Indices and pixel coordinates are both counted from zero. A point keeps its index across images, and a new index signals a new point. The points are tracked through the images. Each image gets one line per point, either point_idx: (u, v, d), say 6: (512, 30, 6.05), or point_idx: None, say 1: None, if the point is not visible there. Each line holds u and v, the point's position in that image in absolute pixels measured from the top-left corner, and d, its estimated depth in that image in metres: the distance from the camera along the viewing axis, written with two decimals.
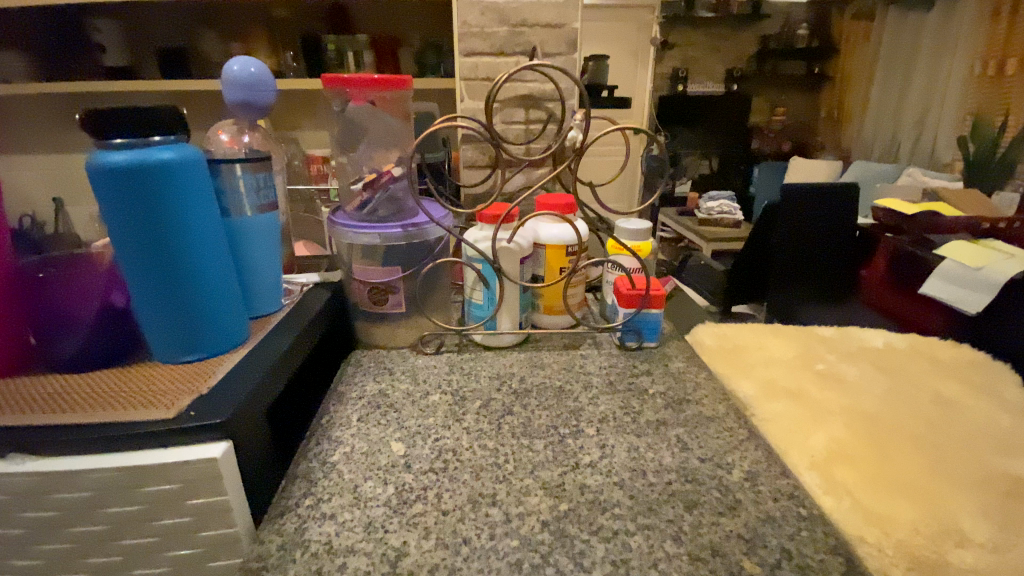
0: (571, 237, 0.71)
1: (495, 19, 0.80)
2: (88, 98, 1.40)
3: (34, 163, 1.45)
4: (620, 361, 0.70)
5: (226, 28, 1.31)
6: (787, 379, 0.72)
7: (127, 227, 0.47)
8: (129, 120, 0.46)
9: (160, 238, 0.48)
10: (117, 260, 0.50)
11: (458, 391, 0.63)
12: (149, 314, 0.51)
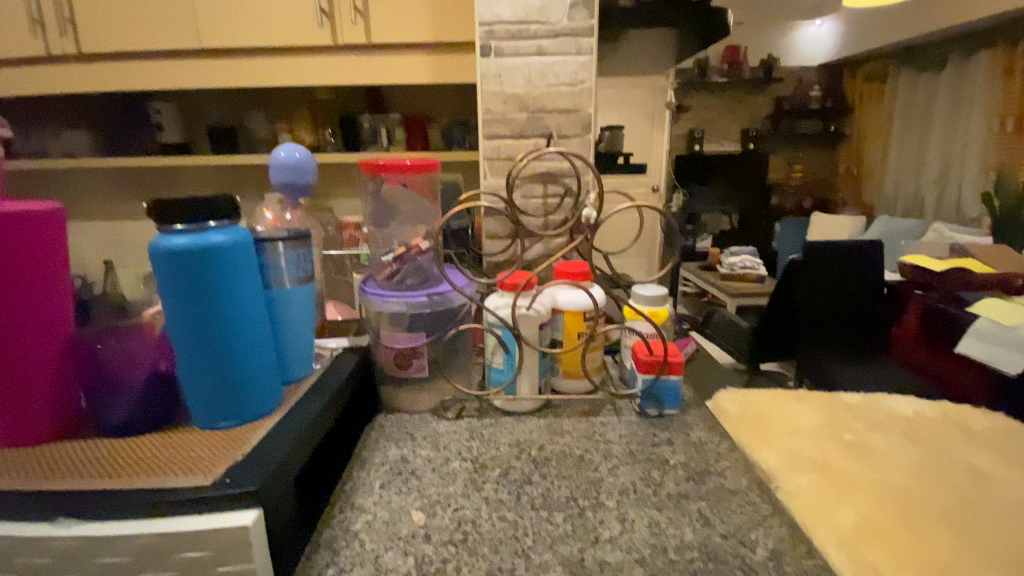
0: (589, 303, 0.73)
1: (515, 107, 0.87)
2: (146, 171, 1.54)
3: (91, 229, 1.57)
4: (641, 429, 0.70)
5: (273, 109, 1.45)
6: (813, 449, 0.71)
7: (182, 304, 0.52)
8: (190, 209, 0.51)
9: (209, 314, 0.53)
10: (169, 332, 0.55)
11: (478, 458, 0.64)
12: (192, 383, 0.55)
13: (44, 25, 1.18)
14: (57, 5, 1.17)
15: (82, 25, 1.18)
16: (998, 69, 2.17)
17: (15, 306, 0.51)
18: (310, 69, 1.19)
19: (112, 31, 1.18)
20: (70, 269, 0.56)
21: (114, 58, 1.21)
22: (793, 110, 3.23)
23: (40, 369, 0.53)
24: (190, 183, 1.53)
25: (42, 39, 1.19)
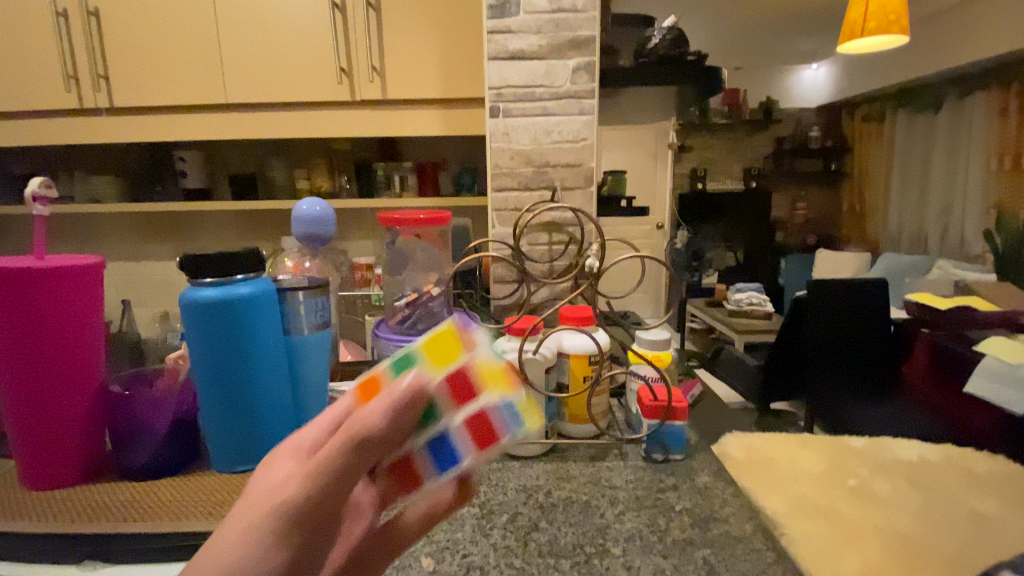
0: (594, 348, 0.75)
1: (522, 161, 1.00)
2: (167, 214, 1.60)
3: (113, 270, 1.63)
4: (647, 474, 0.71)
5: (293, 157, 1.53)
6: (818, 495, 0.71)
7: (207, 353, 0.55)
8: (221, 263, 0.55)
9: (234, 360, 0.56)
10: (193, 379, 0.58)
11: (486, 503, 0.65)
12: (215, 428, 0.58)
13: (79, 81, 1.25)
14: (92, 63, 1.24)
15: (115, 81, 1.25)
16: None
17: (54, 361, 0.55)
18: (326, 121, 1.26)
19: (144, 87, 1.25)
20: (104, 322, 0.60)
21: (143, 112, 1.28)
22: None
23: (74, 419, 0.57)
24: (209, 226, 1.60)
25: (76, 94, 1.26)
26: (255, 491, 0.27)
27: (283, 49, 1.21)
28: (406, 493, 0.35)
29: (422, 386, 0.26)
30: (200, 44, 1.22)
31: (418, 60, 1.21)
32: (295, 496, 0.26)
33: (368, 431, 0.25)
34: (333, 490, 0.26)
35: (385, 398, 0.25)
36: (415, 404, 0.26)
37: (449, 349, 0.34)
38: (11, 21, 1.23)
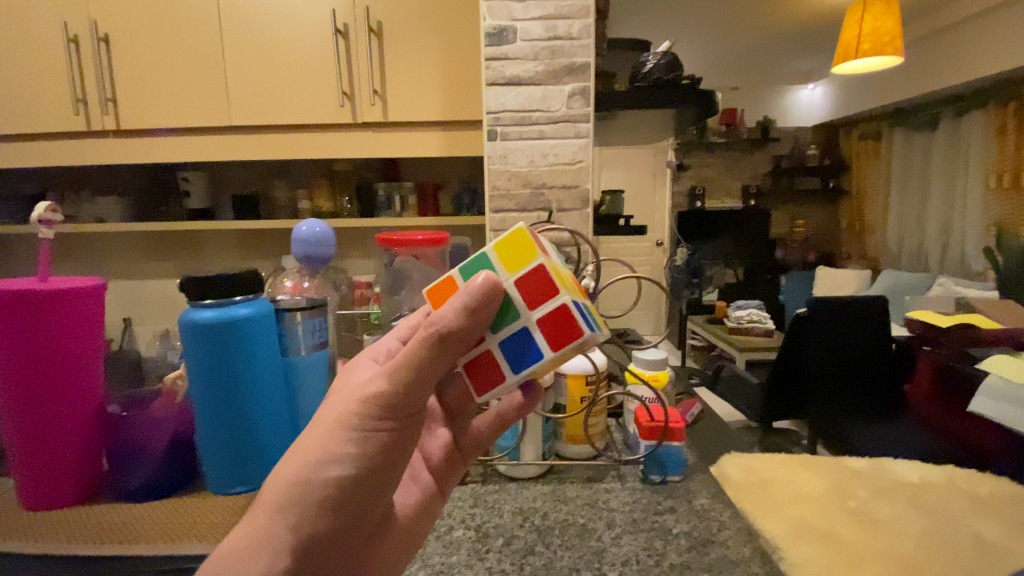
0: (591, 368, 0.76)
1: (519, 183, 1.10)
2: (170, 234, 1.62)
3: (115, 288, 1.64)
4: (644, 496, 0.71)
5: (296, 177, 1.56)
6: (817, 518, 0.71)
7: (206, 372, 0.56)
8: (221, 284, 0.56)
9: (232, 381, 0.56)
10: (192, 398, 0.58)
11: (482, 526, 0.65)
12: (212, 448, 0.59)
13: (88, 105, 1.28)
14: (100, 86, 1.27)
15: (123, 104, 1.28)
16: (989, 128, 2.24)
17: (56, 381, 0.56)
18: (328, 142, 1.28)
19: (151, 110, 1.28)
20: (104, 342, 0.61)
21: (149, 134, 1.31)
22: (792, 167, 3.29)
23: (73, 440, 0.58)
24: (211, 245, 1.61)
25: (84, 116, 1.29)
26: (357, 388, 0.40)
27: (286, 73, 1.24)
28: (488, 391, 0.42)
29: (477, 292, 0.37)
30: (206, 68, 1.25)
31: (419, 84, 1.23)
32: (386, 385, 0.39)
33: (442, 325, 0.37)
34: (419, 373, 0.39)
35: (452, 303, 0.37)
36: (473, 306, 0.37)
37: (524, 252, 0.39)
38: (24, 46, 1.27)
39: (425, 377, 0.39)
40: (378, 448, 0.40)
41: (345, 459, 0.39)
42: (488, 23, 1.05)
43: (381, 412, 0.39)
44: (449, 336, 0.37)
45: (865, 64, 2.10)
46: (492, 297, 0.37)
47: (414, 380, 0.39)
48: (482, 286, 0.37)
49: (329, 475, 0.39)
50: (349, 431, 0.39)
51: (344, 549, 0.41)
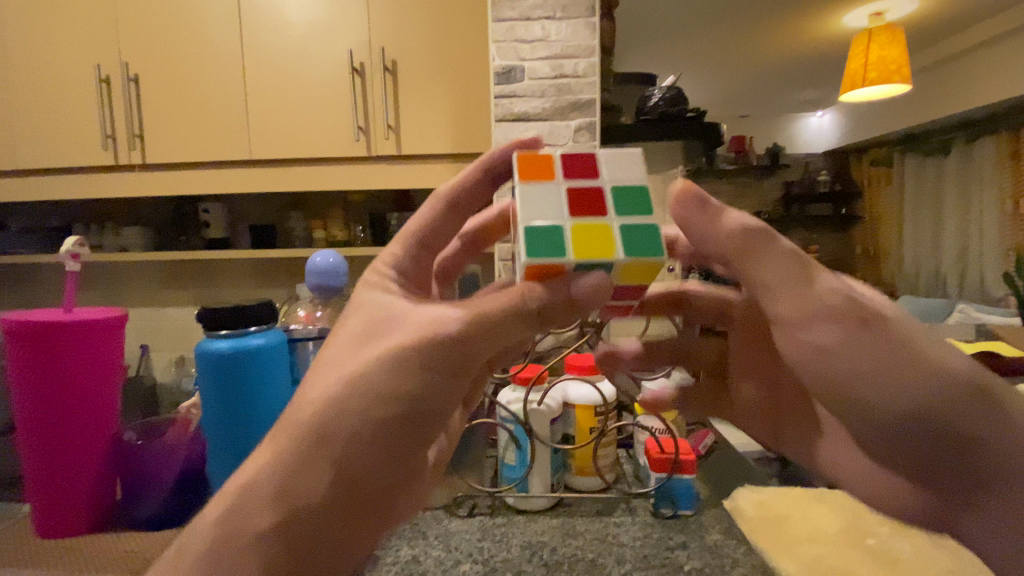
0: (599, 398, 0.76)
1: None
2: (189, 262, 1.66)
3: (134, 316, 1.68)
4: (655, 531, 0.69)
5: (310, 208, 1.61)
6: (834, 556, 0.69)
7: (225, 394, 0.57)
8: (232, 318, 0.58)
9: (246, 405, 0.58)
10: (211, 405, 0.58)
11: (490, 560, 0.64)
12: (221, 461, 0.59)
13: (116, 141, 1.34)
14: (128, 123, 1.33)
15: (150, 139, 1.34)
16: None
17: (81, 414, 0.62)
18: (343, 172, 1.32)
19: (176, 143, 1.33)
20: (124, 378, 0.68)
21: (174, 167, 1.36)
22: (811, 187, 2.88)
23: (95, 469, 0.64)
24: (227, 274, 1.65)
25: (112, 151, 1.35)
26: (427, 324, 0.38)
27: (307, 111, 1.30)
28: None
29: (592, 284, 0.38)
30: (229, 105, 1.31)
31: (431, 121, 1.27)
32: (461, 329, 0.38)
33: (545, 305, 0.38)
34: (498, 335, 0.38)
35: (564, 295, 0.38)
36: (578, 302, 0.39)
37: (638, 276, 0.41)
38: (61, 86, 1.34)
39: (500, 338, 0.39)
40: (439, 392, 0.39)
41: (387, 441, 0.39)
42: (497, 64, 1.17)
43: (446, 356, 0.38)
44: (548, 312, 0.38)
45: (873, 93, 2.12)
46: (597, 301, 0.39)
47: (490, 340, 0.38)
48: (597, 287, 0.38)
49: (381, 415, 0.37)
50: (409, 372, 0.38)
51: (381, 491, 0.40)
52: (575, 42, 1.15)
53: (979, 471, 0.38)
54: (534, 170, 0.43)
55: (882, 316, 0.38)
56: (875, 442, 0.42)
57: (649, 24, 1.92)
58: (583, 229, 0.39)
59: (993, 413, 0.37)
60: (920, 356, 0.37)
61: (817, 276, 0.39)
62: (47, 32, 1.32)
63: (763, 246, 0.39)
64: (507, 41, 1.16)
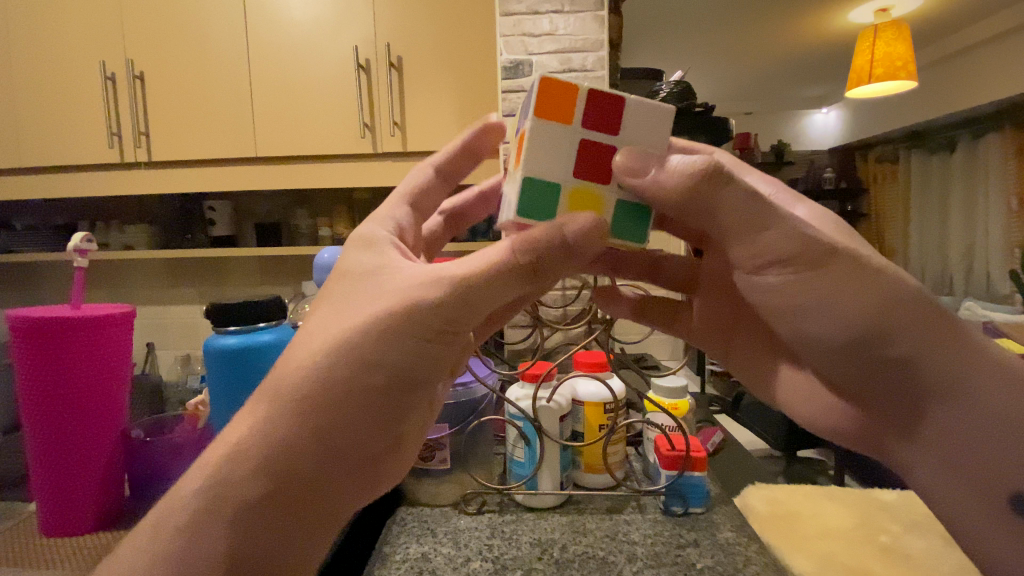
0: (609, 395, 0.75)
1: None
2: (195, 260, 1.66)
3: (141, 313, 1.68)
4: (666, 529, 0.69)
5: (315, 206, 1.61)
6: (847, 555, 0.68)
7: (227, 374, 0.64)
8: (246, 315, 0.65)
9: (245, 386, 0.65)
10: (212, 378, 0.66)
11: (499, 557, 0.64)
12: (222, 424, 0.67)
13: (121, 138, 1.34)
14: (133, 121, 1.33)
15: (156, 137, 1.34)
16: (1009, 151, 2.23)
17: (93, 411, 0.66)
18: (348, 169, 1.32)
19: (181, 141, 1.33)
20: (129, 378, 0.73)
21: (178, 164, 1.36)
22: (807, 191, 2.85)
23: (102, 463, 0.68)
24: (233, 272, 1.65)
25: (118, 149, 1.35)
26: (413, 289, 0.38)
27: (310, 108, 1.29)
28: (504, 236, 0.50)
29: (580, 232, 0.38)
30: (234, 103, 1.31)
31: (436, 119, 1.27)
32: (448, 295, 0.38)
33: (538, 252, 0.37)
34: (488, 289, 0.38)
35: (551, 228, 0.38)
36: (569, 240, 0.38)
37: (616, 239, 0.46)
38: (67, 84, 1.34)
39: (491, 299, 0.39)
40: (427, 358, 0.39)
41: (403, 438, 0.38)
42: (504, 58, 1.18)
43: (436, 320, 0.38)
44: (542, 267, 0.38)
45: (879, 89, 2.09)
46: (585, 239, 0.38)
47: (480, 296, 0.38)
48: (587, 225, 0.38)
49: (372, 382, 0.37)
50: (406, 334, 0.38)
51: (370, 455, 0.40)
52: (584, 36, 1.16)
53: (915, 389, 0.39)
54: (551, 103, 0.40)
55: (834, 247, 0.38)
56: (820, 364, 0.43)
57: (655, 19, 1.91)
58: (577, 194, 0.41)
59: (926, 327, 0.38)
60: (864, 277, 0.37)
61: (776, 213, 0.37)
62: (53, 31, 1.32)
63: (714, 195, 0.36)
64: (514, 35, 1.18)
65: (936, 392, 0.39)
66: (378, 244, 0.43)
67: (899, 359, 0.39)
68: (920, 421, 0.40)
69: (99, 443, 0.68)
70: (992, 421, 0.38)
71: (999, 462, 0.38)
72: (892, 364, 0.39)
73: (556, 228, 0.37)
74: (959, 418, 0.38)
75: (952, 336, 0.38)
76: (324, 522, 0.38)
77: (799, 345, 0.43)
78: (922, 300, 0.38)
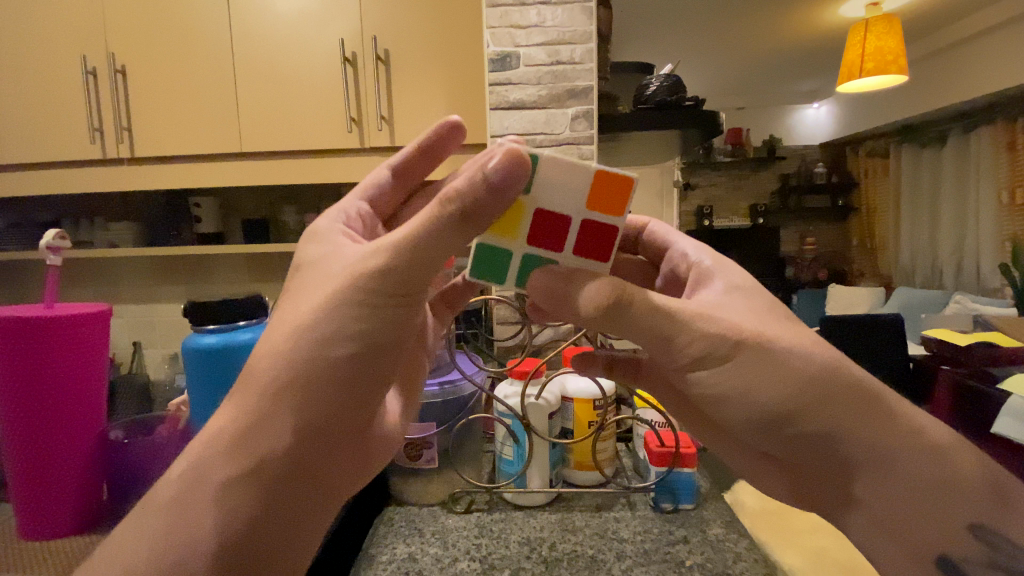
0: (598, 390, 0.75)
1: None
2: (180, 259, 1.64)
3: (128, 313, 1.65)
4: (656, 525, 0.69)
5: (304, 203, 1.59)
6: (837, 548, 0.68)
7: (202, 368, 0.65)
8: (222, 314, 0.66)
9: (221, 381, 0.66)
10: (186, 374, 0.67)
11: (487, 557, 0.63)
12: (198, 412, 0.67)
13: (104, 134, 1.31)
14: (115, 115, 1.30)
15: (138, 132, 1.31)
16: (998, 145, 2.29)
17: (70, 415, 0.66)
18: (337, 163, 1.30)
19: (165, 137, 1.31)
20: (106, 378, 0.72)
21: (163, 160, 1.33)
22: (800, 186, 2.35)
23: (80, 468, 0.68)
24: (221, 269, 1.63)
25: (100, 145, 1.32)
26: (354, 265, 0.39)
27: (297, 100, 1.27)
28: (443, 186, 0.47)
29: (502, 166, 0.35)
30: (218, 97, 1.28)
31: (426, 111, 1.25)
32: (388, 260, 0.37)
33: (462, 198, 0.36)
34: (425, 242, 0.36)
35: (470, 174, 0.36)
36: (493, 181, 0.36)
37: None
38: (46, 80, 1.31)
39: (434, 257, 0.37)
40: (386, 324, 0.38)
41: None
42: (491, 51, 1.19)
43: (377, 285, 0.37)
44: (471, 213, 0.36)
45: (871, 83, 2.10)
46: (513, 172, 0.36)
47: (419, 252, 0.37)
48: (508, 161, 0.36)
49: (331, 349, 0.37)
50: (353, 305, 0.37)
51: (343, 435, 0.39)
52: (572, 28, 1.17)
53: (838, 458, 0.40)
54: (608, 195, 0.42)
55: (740, 342, 0.39)
56: (749, 440, 0.43)
57: (647, 14, 1.90)
58: (516, 209, 0.42)
59: (842, 405, 0.39)
60: (770, 367, 0.39)
61: (681, 321, 0.39)
62: (30, 25, 1.29)
63: (621, 317, 0.38)
64: (501, 27, 1.19)
65: (861, 460, 0.39)
66: (329, 237, 0.45)
67: (819, 434, 0.39)
68: (848, 487, 0.41)
69: (76, 446, 0.67)
70: (908, 485, 0.39)
71: (928, 501, 0.40)
72: (813, 439, 0.40)
73: (475, 170, 0.36)
74: (878, 483, 0.40)
75: (865, 408, 0.39)
76: (302, 505, 0.38)
77: (730, 427, 0.43)
78: (833, 377, 0.40)
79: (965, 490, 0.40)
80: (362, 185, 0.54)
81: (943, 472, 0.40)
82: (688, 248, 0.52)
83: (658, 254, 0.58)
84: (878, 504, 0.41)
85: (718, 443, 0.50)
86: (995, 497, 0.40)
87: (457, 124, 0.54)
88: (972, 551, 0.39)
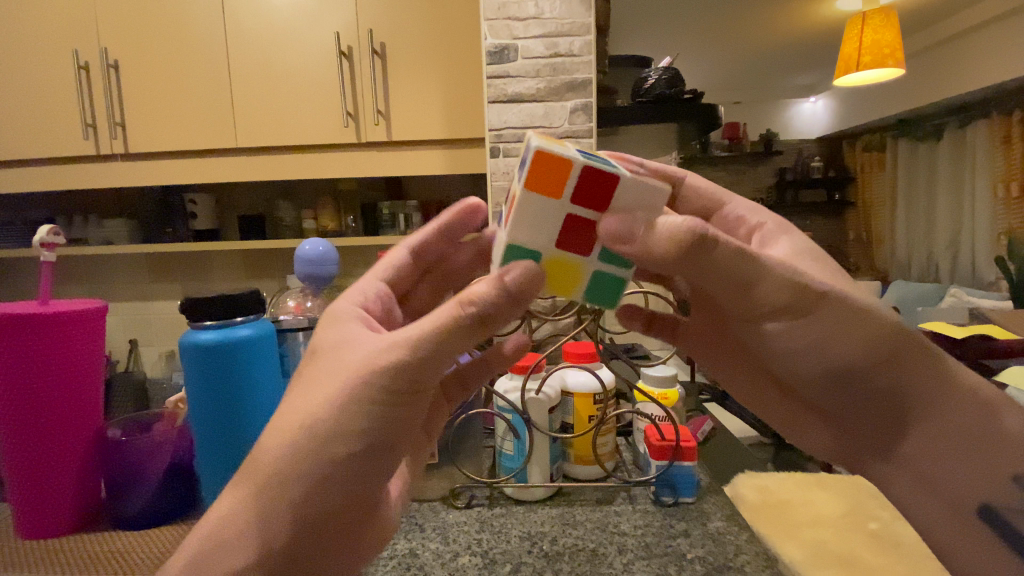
0: (597, 385, 0.74)
1: None
2: (176, 255, 1.63)
3: (123, 311, 1.64)
4: (656, 519, 0.69)
5: (300, 198, 1.59)
6: (838, 541, 0.68)
7: (206, 390, 0.65)
8: (220, 311, 0.65)
9: (230, 394, 0.66)
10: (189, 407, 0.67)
11: (488, 552, 0.63)
12: (203, 442, 0.67)
13: (97, 130, 1.30)
14: (109, 111, 1.29)
15: (132, 127, 1.30)
16: (994, 137, 2.19)
17: (66, 411, 0.65)
18: (328, 161, 1.29)
19: (158, 133, 1.29)
20: (102, 373, 0.71)
21: (155, 156, 1.32)
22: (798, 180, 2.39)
23: (77, 466, 0.67)
24: (217, 265, 1.62)
25: (93, 140, 1.31)
26: (368, 358, 0.38)
27: (291, 98, 1.26)
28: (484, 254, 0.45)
29: (522, 278, 0.37)
30: (213, 92, 1.27)
31: (422, 107, 1.25)
32: (406, 356, 0.37)
33: (482, 304, 0.36)
34: (446, 340, 0.37)
35: (493, 283, 0.36)
36: (512, 290, 0.37)
37: (568, 287, 0.44)
38: (39, 77, 1.29)
39: (446, 357, 0.37)
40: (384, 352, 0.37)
41: (357, 426, 0.38)
42: (489, 43, 1.16)
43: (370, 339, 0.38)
44: (491, 320, 0.37)
45: (868, 76, 2.09)
46: (531, 282, 0.38)
47: (440, 346, 0.37)
48: (527, 275, 0.37)
49: None
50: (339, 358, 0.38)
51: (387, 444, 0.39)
52: (570, 19, 1.15)
53: (898, 412, 0.44)
54: (540, 174, 0.37)
55: (825, 294, 0.40)
56: (813, 393, 0.47)
57: (647, 6, 1.89)
58: (558, 265, 0.42)
59: (909, 363, 0.43)
60: (856, 321, 0.41)
61: (766, 270, 0.38)
62: (23, 20, 1.27)
63: (703, 257, 0.36)
64: (499, 19, 1.15)
65: (920, 410, 0.44)
66: (345, 321, 0.44)
67: (886, 389, 0.43)
68: (897, 445, 0.45)
69: (73, 443, 0.66)
70: (955, 440, 0.44)
71: (961, 471, 0.44)
72: (879, 392, 0.44)
73: (495, 279, 0.37)
74: (930, 438, 0.44)
75: (929, 366, 0.43)
76: None
77: (800, 378, 0.46)
78: (905, 337, 0.43)
79: (1007, 447, 0.43)
80: (379, 268, 0.54)
81: (983, 443, 0.43)
82: (743, 211, 0.52)
83: (701, 211, 0.54)
84: (921, 460, 0.45)
85: (762, 396, 0.55)
86: (1017, 473, 0.43)
87: (480, 207, 0.55)
88: (1014, 499, 0.43)
